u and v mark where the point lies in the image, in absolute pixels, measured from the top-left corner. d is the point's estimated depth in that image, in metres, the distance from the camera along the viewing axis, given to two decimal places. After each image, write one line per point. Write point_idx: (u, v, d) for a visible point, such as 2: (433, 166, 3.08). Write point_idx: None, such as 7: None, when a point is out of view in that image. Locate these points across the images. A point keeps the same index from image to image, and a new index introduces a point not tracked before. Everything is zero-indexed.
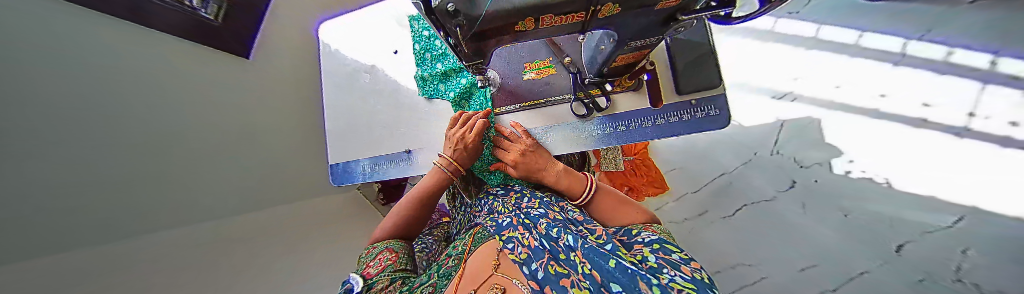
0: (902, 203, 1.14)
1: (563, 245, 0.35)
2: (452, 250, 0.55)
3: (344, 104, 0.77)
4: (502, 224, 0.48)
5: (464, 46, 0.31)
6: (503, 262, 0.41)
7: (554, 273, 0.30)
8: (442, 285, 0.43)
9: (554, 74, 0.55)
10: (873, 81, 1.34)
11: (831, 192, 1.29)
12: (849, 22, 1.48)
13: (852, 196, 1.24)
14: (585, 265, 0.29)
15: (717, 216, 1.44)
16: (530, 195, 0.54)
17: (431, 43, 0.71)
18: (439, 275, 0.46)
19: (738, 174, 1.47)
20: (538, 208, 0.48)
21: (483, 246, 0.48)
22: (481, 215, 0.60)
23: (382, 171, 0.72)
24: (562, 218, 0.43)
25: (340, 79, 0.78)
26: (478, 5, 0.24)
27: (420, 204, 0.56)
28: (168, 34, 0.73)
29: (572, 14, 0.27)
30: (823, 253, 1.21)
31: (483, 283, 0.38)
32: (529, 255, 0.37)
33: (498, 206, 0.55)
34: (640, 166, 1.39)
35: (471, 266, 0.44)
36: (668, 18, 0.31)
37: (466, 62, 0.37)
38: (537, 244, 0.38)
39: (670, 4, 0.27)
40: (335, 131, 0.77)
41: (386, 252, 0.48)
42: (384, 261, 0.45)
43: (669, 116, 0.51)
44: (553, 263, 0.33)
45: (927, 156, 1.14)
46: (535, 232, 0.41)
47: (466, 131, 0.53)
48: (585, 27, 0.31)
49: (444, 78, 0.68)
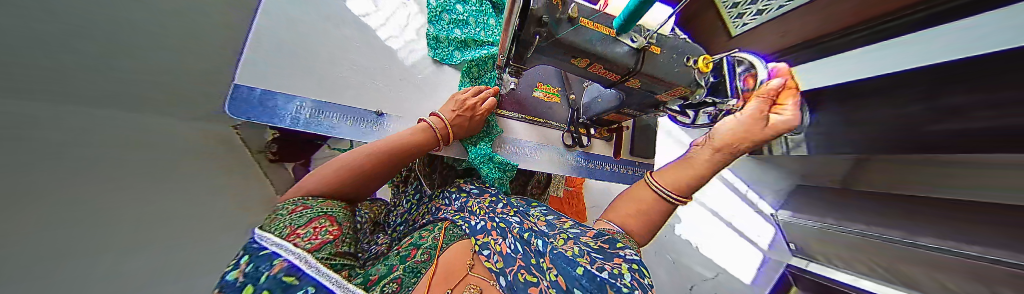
0: (700, 260, 1.87)
1: (534, 250, 0.36)
2: (419, 240, 0.46)
3: (312, 21, 0.64)
4: (476, 227, 0.46)
5: (520, 47, 0.33)
6: (477, 266, 0.38)
7: (523, 281, 0.30)
8: (408, 285, 0.34)
9: (557, 102, 0.62)
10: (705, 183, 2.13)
11: (670, 246, 1.91)
12: None
13: (679, 253, 1.89)
14: (551, 271, 0.31)
15: None
16: (506, 202, 0.55)
17: (451, 6, 0.66)
18: (405, 271, 0.37)
19: None
20: (514, 216, 0.49)
21: (454, 243, 0.44)
22: (448, 210, 0.57)
23: (330, 124, 0.57)
24: (536, 226, 0.45)
25: (311, 1, 0.66)
26: (561, 31, 0.28)
27: (386, 160, 0.42)
28: None
29: (612, 73, 0.34)
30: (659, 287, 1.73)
31: (457, 285, 0.34)
32: (504, 264, 0.35)
33: (472, 205, 0.55)
34: (572, 198, 1.64)
35: (445, 264, 0.37)
36: (653, 105, 0.44)
37: (511, 62, 0.38)
38: (510, 251, 0.37)
39: (664, 97, 0.40)
40: (277, 44, 0.59)
41: (329, 218, 0.33)
42: (323, 235, 0.29)
43: (623, 167, 0.66)
44: (524, 271, 0.32)
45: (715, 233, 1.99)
46: (507, 237, 0.40)
47: (477, 102, 0.51)
48: (612, 85, 0.39)
49: (462, 46, 0.68)
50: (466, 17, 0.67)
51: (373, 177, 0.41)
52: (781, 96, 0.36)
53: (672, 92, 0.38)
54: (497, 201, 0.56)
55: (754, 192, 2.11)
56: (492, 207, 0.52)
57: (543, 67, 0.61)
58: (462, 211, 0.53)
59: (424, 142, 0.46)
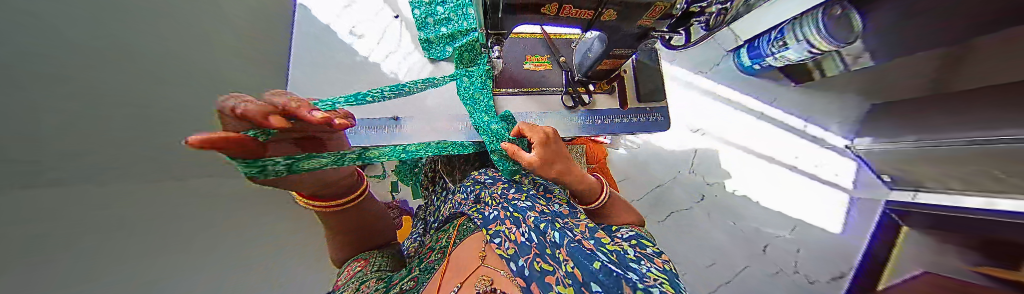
0: (769, 217, 1.67)
1: (548, 241, 0.37)
2: (438, 243, 0.62)
3: (327, 58, 0.75)
4: (489, 218, 0.52)
5: (491, 8, 0.35)
6: (490, 256, 0.47)
7: (539, 270, 0.35)
8: (423, 279, 0.53)
9: (550, 69, 0.64)
10: (747, 129, 1.92)
11: (723, 205, 1.74)
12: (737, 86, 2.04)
13: (736, 214, 1.70)
14: (568, 263, 0.30)
15: (653, 220, 1.73)
16: (517, 187, 0.58)
17: (432, 8, 0.70)
18: (423, 270, 0.54)
19: (667, 186, 1.83)
20: (526, 201, 0.51)
21: (470, 237, 0.56)
22: (466, 204, 0.63)
23: (360, 135, 0.65)
24: (548, 212, 0.47)
25: (315, 41, 0.76)
26: None
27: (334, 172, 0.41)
28: None
29: (585, 10, 0.36)
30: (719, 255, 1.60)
31: (472, 273, 0.46)
32: (515, 252, 0.41)
33: (485, 196, 0.59)
34: (598, 174, 1.62)
35: (457, 264, 0.51)
36: (641, 34, 0.44)
37: (490, 31, 0.41)
38: (524, 240, 0.41)
39: (646, 22, 0.40)
40: (307, 83, 0.71)
41: (360, 262, 0.55)
42: (354, 269, 0.52)
43: (633, 116, 0.64)
44: (539, 260, 0.36)
45: (779, 181, 1.76)
46: (523, 226, 0.44)
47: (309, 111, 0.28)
48: (589, 25, 0.40)
49: (451, 40, 0.71)
50: (449, 13, 0.71)
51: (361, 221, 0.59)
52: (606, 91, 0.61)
53: (652, 12, 0.37)
54: (509, 185, 0.59)
55: (816, 125, 1.83)
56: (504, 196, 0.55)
57: (526, 40, 0.65)
58: (478, 204, 0.58)
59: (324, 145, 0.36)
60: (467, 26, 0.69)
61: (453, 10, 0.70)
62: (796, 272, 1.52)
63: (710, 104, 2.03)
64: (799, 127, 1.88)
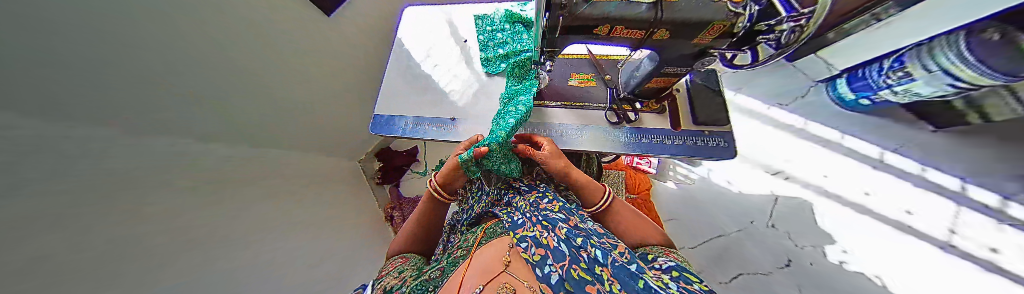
0: None
1: (587, 256, 0.40)
2: (464, 242, 0.63)
3: (407, 69, 0.89)
4: (517, 222, 0.53)
5: (553, 30, 0.41)
6: (512, 262, 0.46)
7: (579, 278, 0.35)
8: (449, 270, 0.53)
9: (594, 86, 0.67)
10: (856, 178, 1.49)
11: (824, 279, 1.26)
12: (832, 122, 1.70)
13: (851, 292, 1.17)
14: (613, 284, 0.34)
15: (711, 279, 1.41)
16: (551, 197, 0.60)
17: (494, 35, 0.84)
18: (447, 263, 0.56)
19: (734, 239, 1.50)
20: (559, 213, 0.53)
21: (494, 240, 0.56)
22: (499, 206, 0.67)
23: (422, 131, 0.76)
24: (581, 227, 0.49)
25: (404, 54, 0.93)
26: (580, 6, 0.35)
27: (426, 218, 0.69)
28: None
29: (636, 31, 0.39)
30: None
31: (494, 278, 0.42)
32: (544, 257, 0.41)
33: (518, 202, 0.62)
34: (640, 206, 1.46)
35: (478, 262, 0.49)
36: (698, 53, 0.44)
37: (546, 48, 0.47)
38: (555, 246, 0.43)
39: (703, 40, 0.40)
40: (390, 88, 0.86)
41: (402, 259, 0.60)
42: (389, 267, 0.54)
43: (686, 138, 0.60)
44: (575, 269, 0.37)
45: (916, 257, 1.21)
46: (553, 234, 0.46)
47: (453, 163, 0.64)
48: (640, 44, 0.42)
49: (505, 58, 0.81)
50: (508, 39, 0.83)
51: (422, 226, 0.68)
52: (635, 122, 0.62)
53: (709, 31, 0.38)
54: (543, 195, 0.62)
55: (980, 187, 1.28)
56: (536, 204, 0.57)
57: (574, 60, 0.71)
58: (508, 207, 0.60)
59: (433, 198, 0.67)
60: (521, 48, 0.79)
61: (510, 36, 0.83)
62: None
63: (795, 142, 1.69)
64: (950, 187, 1.34)
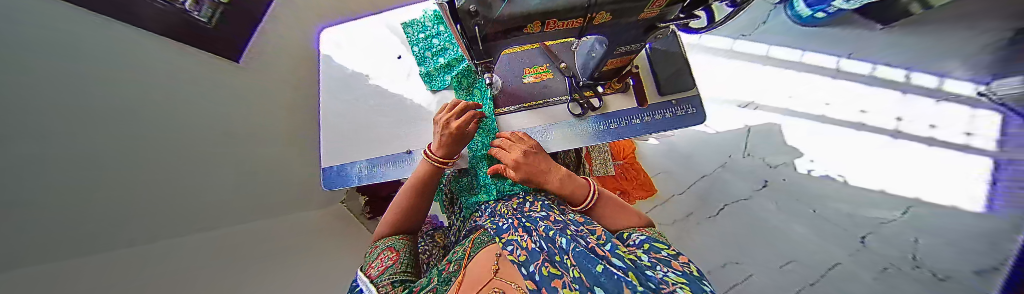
0: (862, 200, 1.17)
1: (557, 248, 0.35)
2: (453, 255, 0.55)
3: (342, 105, 0.77)
4: (502, 228, 0.49)
5: (477, 43, 0.34)
6: (502, 267, 0.42)
7: (548, 274, 0.30)
8: (441, 291, 0.43)
9: (551, 78, 0.61)
10: (816, 93, 1.55)
11: (798, 190, 1.39)
12: (795, 44, 1.73)
13: (820, 195, 1.31)
14: (574, 269, 0.28)
15: (702, 217, 1.58)
16: (531, 199, 0.56)
17: (429, 42, 0.73)
18: (439, 281, 0.46)
19: (716, 176, 1.62)
20: (540, 211, 0.50)
21: (482, 251, 0.49)
22: (482, 218, 0.60)
23: (381, 172, 0.68)
24: (560, 220, 0.45)
25: (333, 88, 0.78)
26: (494, 7, 0.27)
27: (415, 197, 0.59)
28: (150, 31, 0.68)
29: (574, 20, 0.32)
30: (809, 254, 1.22)
31: (483, 288, 0.38)
32: (528, 257, 0.37)
33: (501, 209, 0.56)
34: (629, 169, 1.51)
35: (472, 273, 0.44)
36: (648, 28, 0.38)
37: (477, 61, 0.39)
38: (535, 247, 0.38)
39: (648, 15, 0.34)
40: (329, 133, 0.74)
41: (388, 250, 0.51)
42: (386, 261, 0.47)
43: (653, 114, 0.57)
44: (548, 265, 0.32)
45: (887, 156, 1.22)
46: (534, 235, 0.42)
47: (451, 119, 0.53)
48: (582, 32, 0.36)
49: (447, 68, 0.72)
50: (446, 43, 0.73)
51: (412, 213, 0.59)
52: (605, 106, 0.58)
53: (655, 3, 0.32)
54: (524, 200, 0.57)
55: None
56: (518, 207, 0.54)
57: (524, 51, 0.63)
58: (490, 214, 0.55)
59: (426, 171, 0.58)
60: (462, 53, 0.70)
61: (448, 40, 0.72)
62: (915, 267, 0.97)
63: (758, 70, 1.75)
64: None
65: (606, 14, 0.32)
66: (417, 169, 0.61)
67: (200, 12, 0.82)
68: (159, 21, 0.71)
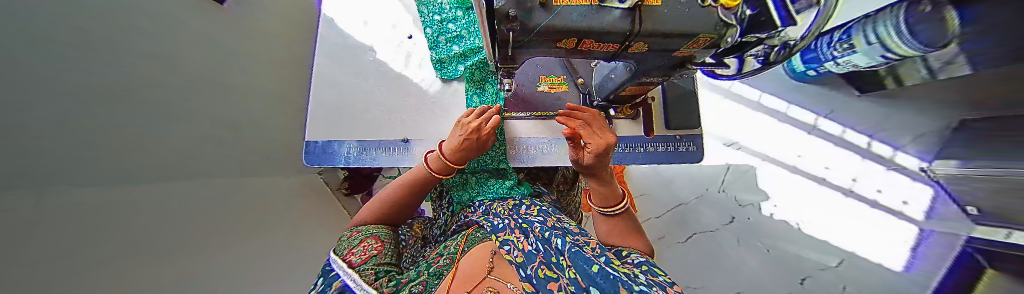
0: (809, 245, 1.43)
1: (553, 249, 0.34)
2: (443, 248, 0.52)
3: (338, 77, 0.70)
4: (498, 226, 0.46)
5: (503, 49, 0.32)
6: (498, 265, 0.42)
7: (544, 277, 0.30)
8: (431, 286, 0.42)
9: (566, 91, 0.60)
10: (792, 143, 1.70)
11: (761, 230, 1.53)
12: (784, 93, 1.82)
13: (777, 238, 1.49)
14: (570, 270, 0.28)
15: (673, 240, 1.62)
16: (529, 202, 0.52)
17: (444, 25, 0.64)
18: (429, 274, 0.44)
19: (691, 206, 1.68)
20: (538, 215, 0.46)
21: (475, 247, 0.48)
22: (474, 215, 0.56)
23: (372, 157, 0.64)
24: (559, 227, 0.43)
25: (332, 57, 0.71)
26: (537, 16, 0.26)
27: (411, 189, 0.56)
28: None
29: (610, 44, 0.31)
30: (750, 285, 1.40)
31: (476, 287, 0.39)
32: (524, 259, 0.36)
33: (496, 207, 0.52)
34: (614, 187, 1.54)
35: (463, 270, 0.43)
36: (677, 64, 0.38)
37: (500, 64, 0.37)
38: (531, 248, 0.37)
39: (684, 53, 0.34)
40: (319, 105, 0.67)
41: (371, 238, 0.47)
42: (370, 250, 0.43)
43: (657, 145, 0.58)
44: (544, 267, 0.32)
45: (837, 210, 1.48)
46: (530, 236, 0.40)
47: (482, 123, 0.50)
48: (614, 56, 0.35)
49: (462, 59, 0.67)
50: (461, 30, 0.65)
51: (401, 204, 0.56)
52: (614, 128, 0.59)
53: (694, 43, 0.31)
54: (520, 201, 0.53)
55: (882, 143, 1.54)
56: (515, 208, 0.50)
57: (544, 58, 0.60)
58: (485, 212, 0.52)
59: (424, 180, 0.56)
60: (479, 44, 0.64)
61: (464, 27, 0.64)
62: None
63: (749, 113, 1.82)
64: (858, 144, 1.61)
65: (642, 44, 0.30)
66: (412, 169, 0.58)
67: None
68: None
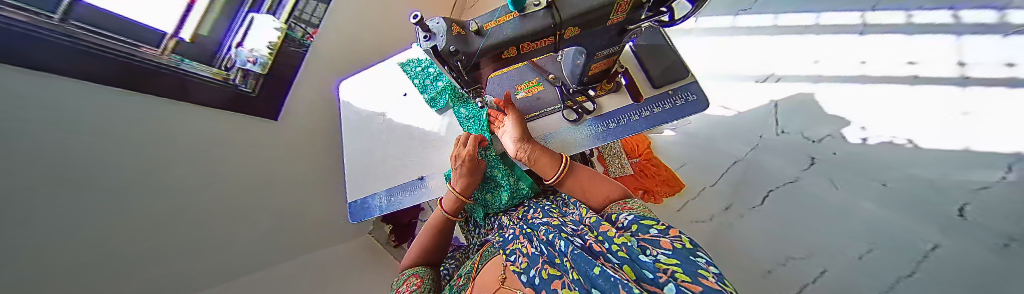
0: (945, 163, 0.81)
1: (557, 251, 0.35)
2: (465, 267, 0.53)
3: (360, 145, 0.84)
4: (507, 238, 0.47)
5: (463, 75, 0.40)
6: (508, 277, 0.38)
7: (547, 276, 0.29)
8: None
9: (542, 90, 0.65)
10: (851, 48, 1.13)
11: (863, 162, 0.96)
12: None
13: (896, 165, 0.90)
14: (574, 271, 0.28)
15: (745, 207, 1.21)
16: (534, 207, 0.53)
17: (427, 72, 0.83)
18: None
19: (752, 160, 1.24)
20: (542, 216, 0.48)
21: (489, 262, 0.47)
22: (492, 231, 0.58)
23: (397, 202, 0.73)
24: (560, 223, 0.43)
25: (353, 130, 0.87)
26: (472, 44, 0.35)
27: (436, 238, 0.63)
28: (204, 104, 0.93)
29: (543, 39, 0.36)
30: (892, 234, 0.87)
31: None
32: (527, 263, 0.35)
33: (505, 221, 0.55)
34: (648, 167, 1.41)
35: (479, 289, 0.41)
36: (621, 30, 0.40)
37: (467, 88, 0.45)
38: (535, 252, 0.36)
39: (616, 19, 0.36)
40: (352, 171, 0.82)
41: (413, 277, 0.54)
42: (411, 286, 0.50)
43: (652, 107, 0.57)
44: (548, 267, 0.31)
45: (906, 111, 0.91)
46: (534, 240, 0.40)
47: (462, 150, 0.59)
48: (557, 47, 0.39)
49: (445, 88, 0.78)
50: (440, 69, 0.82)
51: (430, 244, 0.63)
52: (601, 108, 0.61)
53: (619, 8, 0.34)
54: (530, 207, 0.55)
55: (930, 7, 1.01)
56: (523, 216, 0.51)
57: (513, 71, 0.69)
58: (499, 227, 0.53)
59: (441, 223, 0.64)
60: None
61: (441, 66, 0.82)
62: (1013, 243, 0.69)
63: (756, 40, 1.45)
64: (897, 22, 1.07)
65: (569, 31, 0.35)
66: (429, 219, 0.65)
67: (245, 85, 1.04)
68: (203, 95, 0.92)
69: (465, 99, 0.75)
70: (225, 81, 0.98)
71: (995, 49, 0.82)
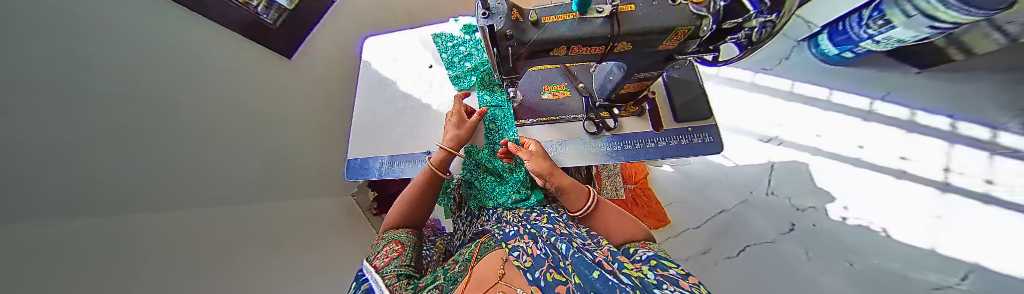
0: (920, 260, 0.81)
1: (560, 255, 0.35)
2: (458, 256, 0.52)
3: (373, 105, 0.83)
4: (509, 233, 0.47)
5: (507, 61, 0.40)
6: (508, 271, 0.39)
7: (551, 280, 0.30)
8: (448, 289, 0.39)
9: (568, 96, 0.66)
10: (853, 132, 1.19)
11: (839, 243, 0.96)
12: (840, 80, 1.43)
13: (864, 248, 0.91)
14: (576, 277, 0.29)
15: (720, 256, 1.22)
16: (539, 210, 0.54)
17: (457, 49, 0.81)
18: (445, 279, 0.43)
19: (738, 214, 1.26)
20: (547, 221, 0.48)
21: (489, 253, 0.47)
22: (489, 223, 0.58)
23: (399, 169, 0.72)
24: (568, 232, 0.44)
25: (369, 88, 0.86)
26: (528, 33, 0.35)
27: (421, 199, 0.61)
28: (215, 20, 0.83)
29: (595, 47, 0.36)
30: None
31: (487, 290, 0.36)
32: (532, 263, 0.36)
33: (506, 214, 0.55)
34: (640, 197, 1.44)
35: (476, 278, 0.41)
36: (667, 58, 0.41)
37: (505, 75, 0.45)
38: (540, 253, 0.37)
39: (668, 46, 0.37)
40: (359, 128, 0.80)
41: (392, 244, 0.51)
42: (392, 253, 0.47)
43: (669, 138, 0.58)
44: (552, 271, 0.32)
45: (892, 203, 0.94)
46: (538, 241, 0.41)
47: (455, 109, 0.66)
48: (602, 58, 0.40)
49: (473, 71, 0.78)
50: (471, 50, 0.81)
51: (410, 221, 0.60)
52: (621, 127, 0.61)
53: (674, 36, 0.34)
54: (531, 208, 0.55)
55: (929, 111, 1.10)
56: (525, 215, 0.52)
57: (545, 71, 0.69)
58: (499, 220, 0.54)
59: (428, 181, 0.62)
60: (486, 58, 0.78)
61: (473, 47, 0.81)
62: None
63: (770, 100, 1.50)
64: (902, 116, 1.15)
65: (621, 45, 0.35)
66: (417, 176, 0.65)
67: (267, 15, 0.97)
68: (218, 13, 0.82)
69: (491, 86, 0.75)
70: (247, 5, 0.90)
71: (985, 169, 0.88)
